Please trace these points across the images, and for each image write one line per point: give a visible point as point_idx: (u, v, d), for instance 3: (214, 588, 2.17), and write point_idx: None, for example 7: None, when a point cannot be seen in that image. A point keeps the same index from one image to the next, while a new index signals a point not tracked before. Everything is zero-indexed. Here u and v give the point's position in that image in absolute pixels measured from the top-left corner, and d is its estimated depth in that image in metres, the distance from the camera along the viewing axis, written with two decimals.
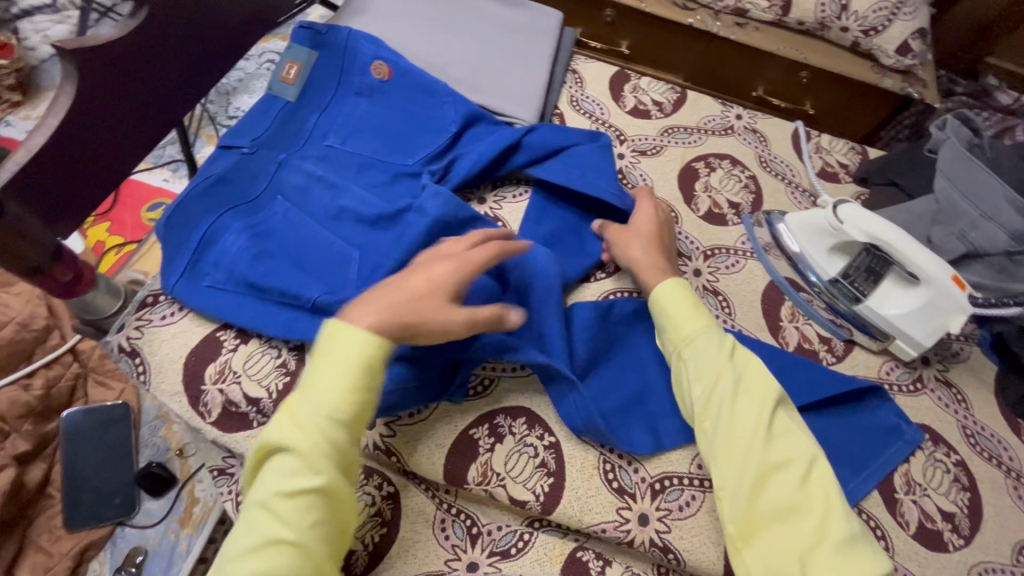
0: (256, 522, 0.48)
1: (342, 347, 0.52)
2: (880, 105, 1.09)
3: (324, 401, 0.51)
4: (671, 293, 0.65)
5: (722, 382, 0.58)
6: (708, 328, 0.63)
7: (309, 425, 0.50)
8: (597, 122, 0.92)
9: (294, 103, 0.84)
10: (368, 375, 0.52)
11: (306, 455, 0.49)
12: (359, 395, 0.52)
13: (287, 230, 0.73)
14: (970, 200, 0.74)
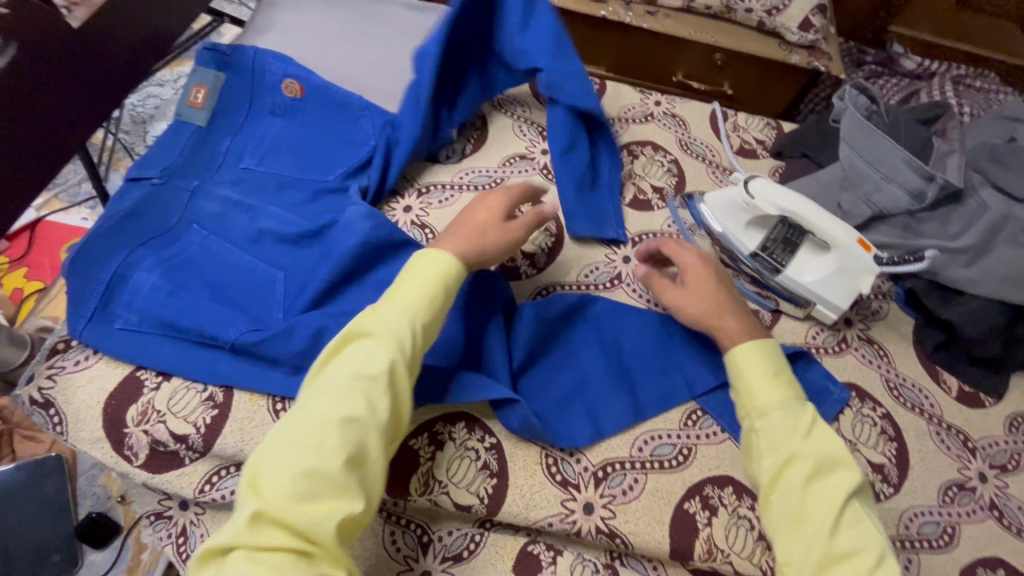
0: (330, 398, 0.50)
1: (431, 265, 0.58)
2: (792, 80, 1.13)
3: (407, 307, 0.56)
4: (748, 357, 0.60)
5: (798, 462, 0.55)
6: (787, 404, 0.58)
7: (393, 324, 0.54)
8: (519, 120, 0.92)
9: (205, 128, 0.81)
10: (443, 293, 0.58)
11: (390, 347, 0.53)
12: (435, 309, 0.57)
13: (204, 261, 0.71)
14: (872, 164, 0.78)
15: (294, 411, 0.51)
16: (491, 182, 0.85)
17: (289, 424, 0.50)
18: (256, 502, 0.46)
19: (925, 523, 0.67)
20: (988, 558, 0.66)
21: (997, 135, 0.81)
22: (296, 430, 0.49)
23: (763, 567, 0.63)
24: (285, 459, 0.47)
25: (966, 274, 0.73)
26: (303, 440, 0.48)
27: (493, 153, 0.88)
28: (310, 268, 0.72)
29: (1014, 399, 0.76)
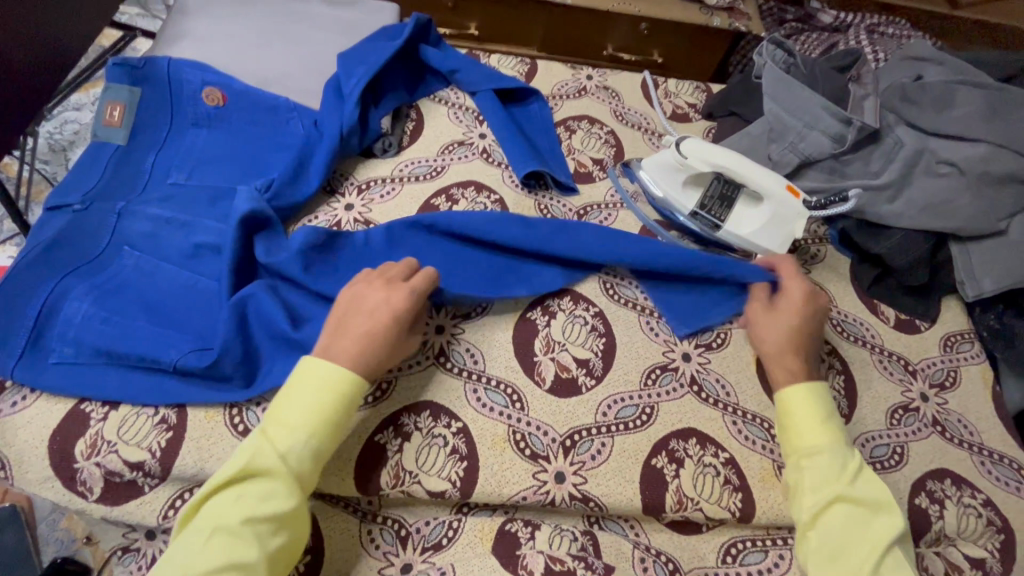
0: (216, 543, 0.50)
1: (327, 387, 0.56)
2: (718, 42, 1.16)
3: (304, 431, 0.55)
4: (799, 402, 0.63)
5: (843, 503, 0.58)
6: (835, 448, 0.61)
7: (288, 454, 0.54)
8: (453, 106, 0.92)
9: (126, 147, 0.78)
10: (342, 412, 0.57)
11: (287, 481, 0.53)
12: (336, 432, 0.57)
13: (142, 283, 0.69)
14: (794, 115, 0.81)
15: (180, 550, 0.51)
16: (432, 171, 0.85)
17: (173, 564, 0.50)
18: None
19: (877, 445, 0.70)
20: (935, 470, 0.70)
21: (905, 74, 0.85)
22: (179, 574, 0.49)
23: (732, 509, 0.65)
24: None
25: (891, 209, 0.77)
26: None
27: (432, 142, 0.88)
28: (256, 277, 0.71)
29: (946, 321, 0.81)
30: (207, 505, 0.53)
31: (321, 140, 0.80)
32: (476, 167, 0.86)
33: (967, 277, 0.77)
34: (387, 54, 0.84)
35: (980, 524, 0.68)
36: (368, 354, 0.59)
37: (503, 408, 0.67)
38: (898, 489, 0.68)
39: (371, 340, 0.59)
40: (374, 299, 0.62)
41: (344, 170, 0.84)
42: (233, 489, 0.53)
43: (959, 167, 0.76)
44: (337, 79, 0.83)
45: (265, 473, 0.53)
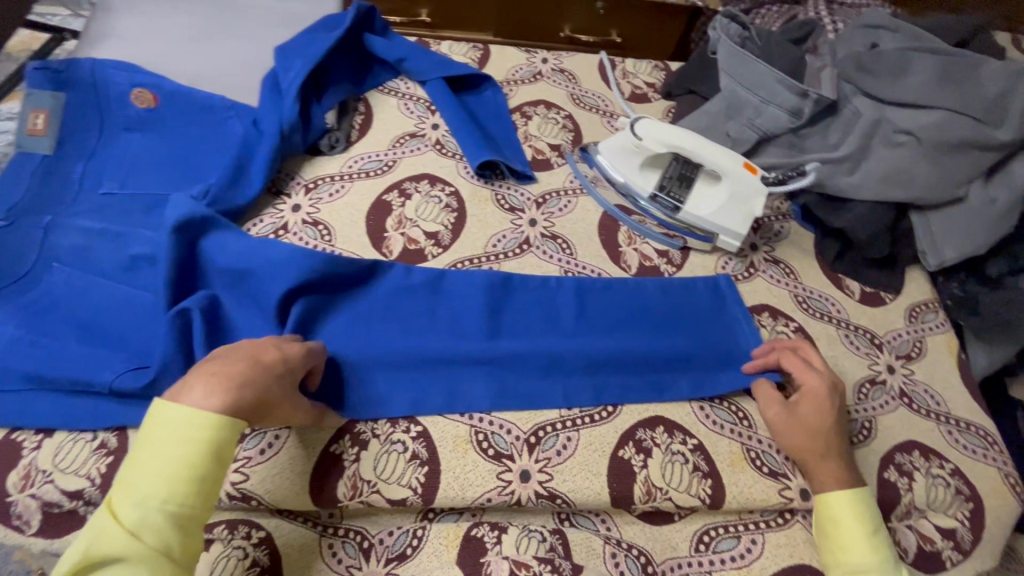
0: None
1: (189, 435, 0.46)
2: (677, 18, 1.14)
3: (159, 495, 0.45)
4: (843, 509, 0.59)
5: None
6: (883, 565, 0.56)
7: (142, 527, 0.44)
8: (404, 97, 0.88)
9: (53, 156, 0.73)
10: (211, 462, 0.48)
11: (147, 563, 0.43)
12: (201, 487, 0.47)
13: (75, 301, 0.65)
14: (750, 89, 0.79)
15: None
16: (383, 166, 0.81)
17: None
18: None
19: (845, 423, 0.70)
20: (902, 443, 0.70)
21: (861, 44, 0.83)
22: None
23: (701, 497, 0.64)
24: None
25: (850, 182, 0.76)
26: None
27: (382, 135, 0.84)
28: (199, 285, 0.67)
29: (911, 292, 0.81)
30: None
31: (262, 141, 0.76)
32: (429, 160, 0.83)
33: (929, 247, 0.77)
34: (327, 47, 0.80)
35: (949, 494, 0.67)
36: (248, 379, 0.51)
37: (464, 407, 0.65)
38: (865, 464, 0.68)
39: (255, 365, 0.52)
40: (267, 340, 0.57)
41: (289, 170, 0.80)
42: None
43: (916, 136, 0.75)
44: (276, 75, 0.79)
45: (114, 558, 0.42)
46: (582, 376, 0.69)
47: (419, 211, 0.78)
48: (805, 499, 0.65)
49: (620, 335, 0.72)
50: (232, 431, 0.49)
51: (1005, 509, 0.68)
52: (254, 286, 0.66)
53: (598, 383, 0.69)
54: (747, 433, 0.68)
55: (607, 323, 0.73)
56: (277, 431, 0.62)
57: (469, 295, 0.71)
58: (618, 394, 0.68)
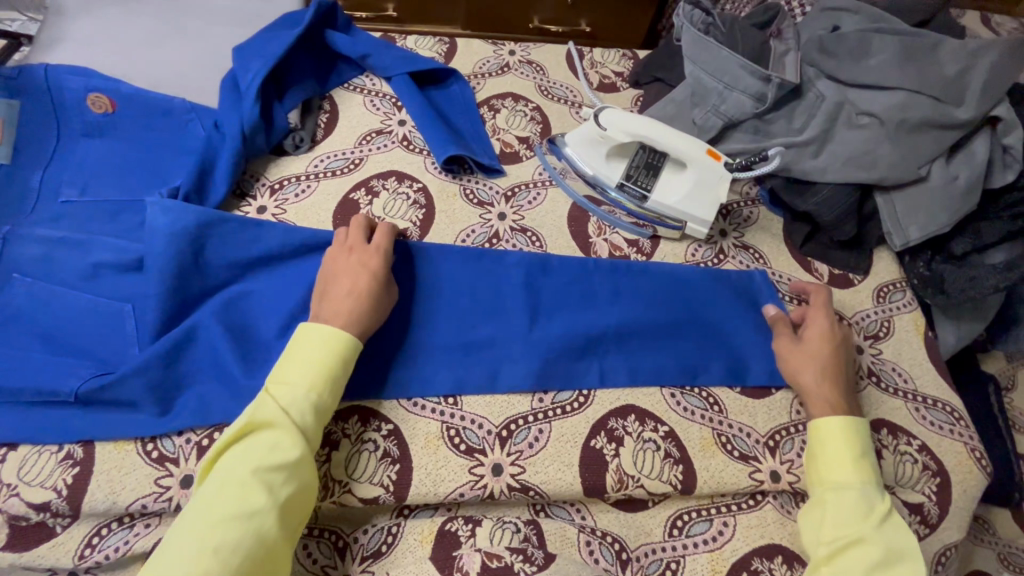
0: (224, 497, 0.49)
1: (327, 342, 0.58)
2: (646, 7, 1.13)
3: (306, 384, 0.55)
4: (835, 435, 0.62)
5: (863, 547, 0.55)
6: (865, 486, 0.59)
7: (291, 406, 0.54)
8: (369, 94, 0.87)
9: (9, 165, 0.72)
10: (341, 367, 0.58)
11: (292, 431, 0.53)
12: (335, 386, 0.57)
13: (34, 311, 0.64)
14: (713, 76, 0.79)
15: (192, 506, 0.49)
16: (349, 165, 0.81)
17: (185, 522, 0.48)
18: None
19: None
20: (872, 421, 0.71)
21: (823, 26, 0.83)
22: (191, 530, 0.47)
23: (674, 482, 0.64)
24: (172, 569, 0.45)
25: (814, 164, 0.77)
26: (194, 547, 0.46)
27: (348, 133, 0.84)
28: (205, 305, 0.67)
29: (878, 272, 0.82)
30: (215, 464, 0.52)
31: (223, 145, 0.75)
32: (397, 157, 0.82)
33: (894, 227, 0.78)
34: (286, 45, 0.78)
35: (917, 470, 0.69)
36: (358, 315, 0.61)
37: (436, 404, 0.65)
38: None
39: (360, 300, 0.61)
40: (348, 264, 0.64)
41: (254, 171, 0.79)
42: (239, 446, 0.52)
43: (878, 117, 0.75)
44: (235, 76, 0.78)
45: (269, 424, 0.53)
46: (539, 363, 0.68)
47: (387, 208, 0.78)
48: (775, 481, 0.66)
49: None
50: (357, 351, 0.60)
51: (973, 483, 0.69)
52: (228, 293, 0.66)
53: (554, 369, 0.68)
54: (718, 418, 0.69)
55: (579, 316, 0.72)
56: None
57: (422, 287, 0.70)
58: (590, 385, 0.68)
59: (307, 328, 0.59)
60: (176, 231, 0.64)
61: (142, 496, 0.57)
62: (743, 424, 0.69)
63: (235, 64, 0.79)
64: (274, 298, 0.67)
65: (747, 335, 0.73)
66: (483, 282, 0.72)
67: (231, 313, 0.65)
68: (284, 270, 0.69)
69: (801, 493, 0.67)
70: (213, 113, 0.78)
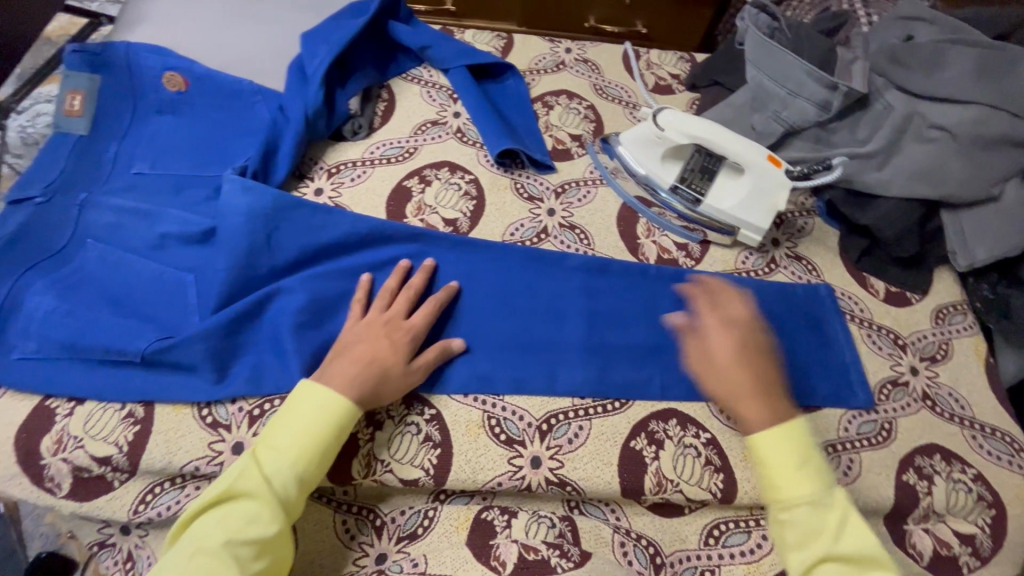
0: (194, 566, 0.48)
1: (317, 411, 0.56)
2: (704, 10, 1.13)
3: (294, 454, 0.54)
4: (769, 446, 0.56)
5: (830, 562, 0.51)
6: (816, 497, 0.53)
7: (274, 476, 0.53)
8: (427, 85, 0.89)
9: (90, 137, 0.76)
10: (334, 438, 0.56)
11: (270, 505, 0.52)
12: (321, 458, 0.56)
13: (104, 274, 0.67)
14: (777, 81, 0.78)
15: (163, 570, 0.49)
16: (404, 153, 0.82)
17: None
18: None
19: (862, 423, 0.69)
20: (925, 446, 0.68)
21: (896, 35, 0.81)
22: None
23: (713, 490, 0.64)
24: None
25: (878, 177, 0.74)
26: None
27: (403, 123, 0.85)
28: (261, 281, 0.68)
29: (938, 293, 0.79)
30: (192, 526, 0.52)
31: (286, 128, 0.77)
32: (451, 148, 0.83)
33: (959, 246, 0.75)
34: (352, 34, 0.80)
35: (970, 500, 0.66)
36: (358, 381, 0.58)
37: (477, 394, 0.66)
38: (883, 466, 0.66)
39: (366, 367, 0.59)
40: (373, 331, 0.62)
41: (313, 155, 0.81)
42: (218, 510, 0.52)
43: (950, 131, 0.73)
44: (302, 62, 0.80)
45: (248, 494, 0.52)
46: (578, 357, 0.69)
47: (439, 197, 0.79)
48: None
49: (638, 329, 0.72)
50: (354, 417, 0.58)
51: None
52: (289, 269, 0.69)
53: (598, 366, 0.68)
54: None
55: (623, 316, 0.72)
56: None
57: (470, 278, 0.71)
58: (633, 386, 0.68)
59: (309, 382, 0.58)
60: (252, 210, 0.67)
61: (195, 459, 0.60)
62: None
63: (302, 50, 0.81)
64: (340, 280, 0.69)
65: (794, 347, 0.73)
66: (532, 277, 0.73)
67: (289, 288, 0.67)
68: (352, 254, 0.71)
69: None
70: (276, 95, 0.80)
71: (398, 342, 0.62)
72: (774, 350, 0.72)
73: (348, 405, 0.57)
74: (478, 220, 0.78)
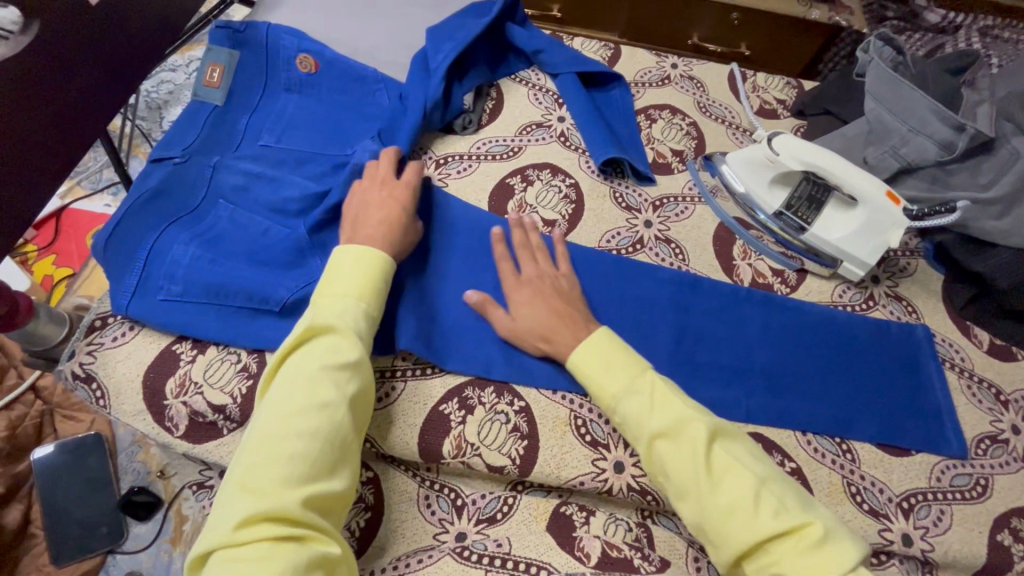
0: (297, 390, 0.52)
1: (367, 255, 0.61)
2: (813, 37, 1.12)
3: (355, 293, 0.59)
4: (585, 360, 0.61)
5: (659, 439, 0.55)
6: (629, 386, 0.58)
7: (344, 313, 0.57)
8: (535, 88, 0.91)
9: (223, 107, 0.81)
10: (385, 281, 0.61)
11: (350, 335, 0.56)
12: (380, 296, 0.61)
13: (232, 234, 0.72)
14: (899, 117, 0.76)
15: (266, 407, 0.52)
16: (509, 152, 0.85)
17: (264, 418, 0.51)
18: (249, 496, 0.46)
19: (956, 475, 0.67)
20: (1023, 508, 0.65)
21: None
22: (272, 424, 0.50)
23: None
24: (266, 450, 0.49)
25: (998, 226, 0.72)
26: (280, 432, 0.49)
27: (511, 122, 0.88)
28: None
29: None
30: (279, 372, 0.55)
31: (404, 117, 0.81)
32: (553, 150, 0.85)
33: None
34: (474, 34, 0.84)
35: None
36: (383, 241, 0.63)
37: (567, 393, 0.67)
38: (977, 523, 0.64)
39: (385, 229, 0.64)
40: (379, 196, 0.68)
41: (423, 144, 0.85)
42: (300, 352, 0.55)
43: None
44: (425, 55, 0.84)
45: (326, 330, 0.56)
46: (667, 371, 0.69)
47: (540, 198, 0.81)
48: (906, 544, 0.62)
49: (728, 349, 0.72)
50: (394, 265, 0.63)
51: None
52: None
53: (688, 382, 0.69)
54: (850, 467, 0.66)
55: (714, 336, 0.72)
56: (393, 383, 0.67)
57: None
58: (722, 407, 0.68)
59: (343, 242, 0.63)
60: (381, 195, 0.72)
61: None
62: (877, 480, 0.66)
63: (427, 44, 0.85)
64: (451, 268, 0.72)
65: (889, 388, 0.71)
66: (629, 288, 0.74)
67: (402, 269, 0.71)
68: (461, 247, 0.74)
69: (931, 564, 0.63)
70: (397, 85, 0.84)
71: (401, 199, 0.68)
72: (867, 390, 0.71)
73: (385, 253, 0.62)
74: (576, 224, 0.80)
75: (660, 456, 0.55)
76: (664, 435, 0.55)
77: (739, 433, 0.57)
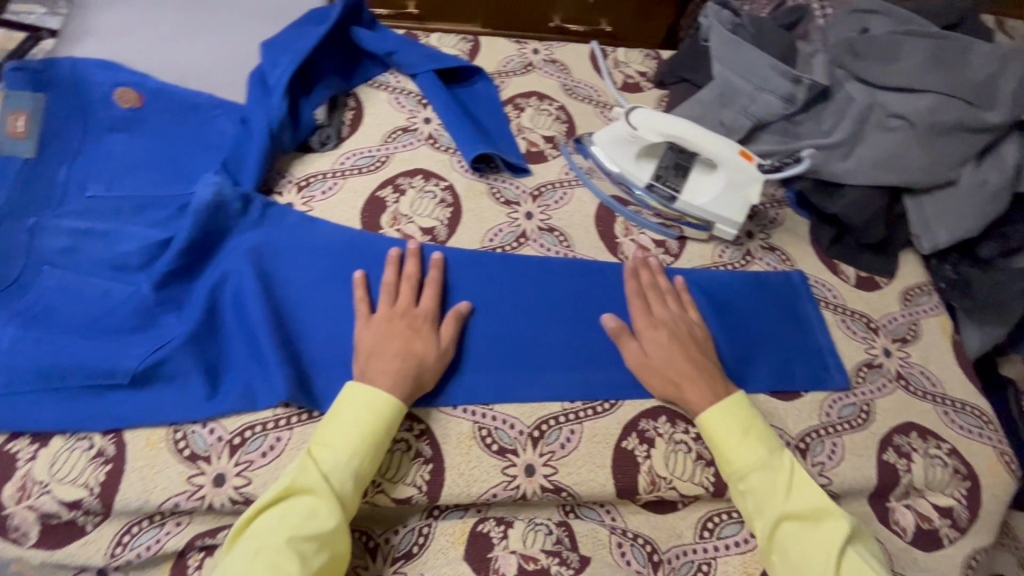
0: (259, 562, 0.49)
1: (370, 407, 0.58)
2: (667, 6, 1.15)
3: (349, 451, 0.56)
4: (721, 432, 0.62)
5: (787, 521, 0.58)
6: (766, 462, 0.60)
7: (333, 472, 0.55)
8: (395, 92, 0.87)
9: (35, 160, 0.70)
10: (385, 435, 0.58)
11: (330, 501, 0.53)
12: (375, 455, 0.57)
13: (66, 303, 0.64)
14: (743, 77, 0.80)
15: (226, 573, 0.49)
16: (375, 163, 0.80)
17: None
18: None
19: (843, 406, 0.71)
20: (901, 424, 0.71)
21: (852, 28, 0.84)
22: None
23: (705, 484, 0.65)
24: None
25: (844, 166, 0.77)
26: None
27: (374, 131, 0.83)
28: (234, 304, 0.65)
29: (905, 275, 0.82)
30: (251, 530, 0.52)
31: (251, 142, 0.74)
32: (423, 154, 0.82)
33: (922, 230, 0.79)
34: (315, 44, 0.78)
35: (946, 474, 0.69)
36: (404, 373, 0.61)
37: (468, 405, 0.65)
38: (865, 448, 0.69)
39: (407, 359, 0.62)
40: (402, 329, 0.64)
41: (280, 169, 0.79)
42: (277, 510, 0.53)
43: (909, 119, 0.76)
44: (262, 72, 0.77)
45: (308, 489, 0.53)
46: (565, 363, 0.69)
47: (414, 206, 0.77)
48: None
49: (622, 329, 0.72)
50: (400, 415, 0.60)
51: (1001, 486, 0.69)
52: (274, 280, 0.68)
53: (587, 370, 0.69)
54: None
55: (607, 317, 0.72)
56: (276, 435, 0.61)
57: (452, 287, 0.71)
58: (621, 389, 0.68)
59: (357, 379, 0.60)
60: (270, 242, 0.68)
61: (175, 496, 0.57)
62: (776, 428, 0.68)
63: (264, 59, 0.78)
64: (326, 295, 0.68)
65: (775, 338, 0.74)
66: (516, 284, 0.72)
67: (271, 308, 0.65)
68: (335, 270, 0.70)
69: (833, 496, 0.66)
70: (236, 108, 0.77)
71: (424, 333, 0.64)
72: (756, 343, 0.73)
73: (394, 400, 0.59)
74: (457, 227, 0.77)
75: (786, 537, 0.58)
76: (798, 517, 0.58)
77: (869, 540, 0.59)
